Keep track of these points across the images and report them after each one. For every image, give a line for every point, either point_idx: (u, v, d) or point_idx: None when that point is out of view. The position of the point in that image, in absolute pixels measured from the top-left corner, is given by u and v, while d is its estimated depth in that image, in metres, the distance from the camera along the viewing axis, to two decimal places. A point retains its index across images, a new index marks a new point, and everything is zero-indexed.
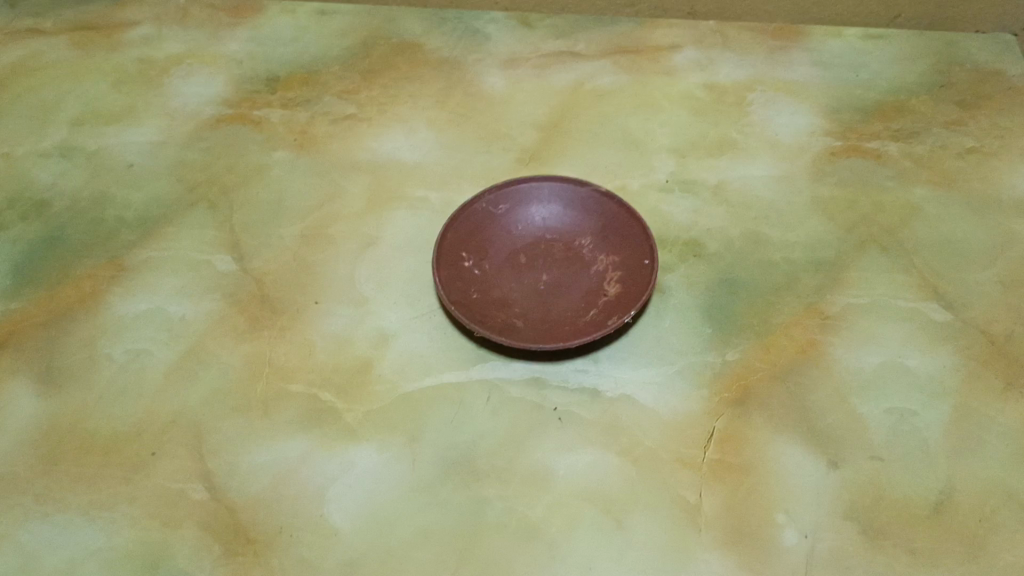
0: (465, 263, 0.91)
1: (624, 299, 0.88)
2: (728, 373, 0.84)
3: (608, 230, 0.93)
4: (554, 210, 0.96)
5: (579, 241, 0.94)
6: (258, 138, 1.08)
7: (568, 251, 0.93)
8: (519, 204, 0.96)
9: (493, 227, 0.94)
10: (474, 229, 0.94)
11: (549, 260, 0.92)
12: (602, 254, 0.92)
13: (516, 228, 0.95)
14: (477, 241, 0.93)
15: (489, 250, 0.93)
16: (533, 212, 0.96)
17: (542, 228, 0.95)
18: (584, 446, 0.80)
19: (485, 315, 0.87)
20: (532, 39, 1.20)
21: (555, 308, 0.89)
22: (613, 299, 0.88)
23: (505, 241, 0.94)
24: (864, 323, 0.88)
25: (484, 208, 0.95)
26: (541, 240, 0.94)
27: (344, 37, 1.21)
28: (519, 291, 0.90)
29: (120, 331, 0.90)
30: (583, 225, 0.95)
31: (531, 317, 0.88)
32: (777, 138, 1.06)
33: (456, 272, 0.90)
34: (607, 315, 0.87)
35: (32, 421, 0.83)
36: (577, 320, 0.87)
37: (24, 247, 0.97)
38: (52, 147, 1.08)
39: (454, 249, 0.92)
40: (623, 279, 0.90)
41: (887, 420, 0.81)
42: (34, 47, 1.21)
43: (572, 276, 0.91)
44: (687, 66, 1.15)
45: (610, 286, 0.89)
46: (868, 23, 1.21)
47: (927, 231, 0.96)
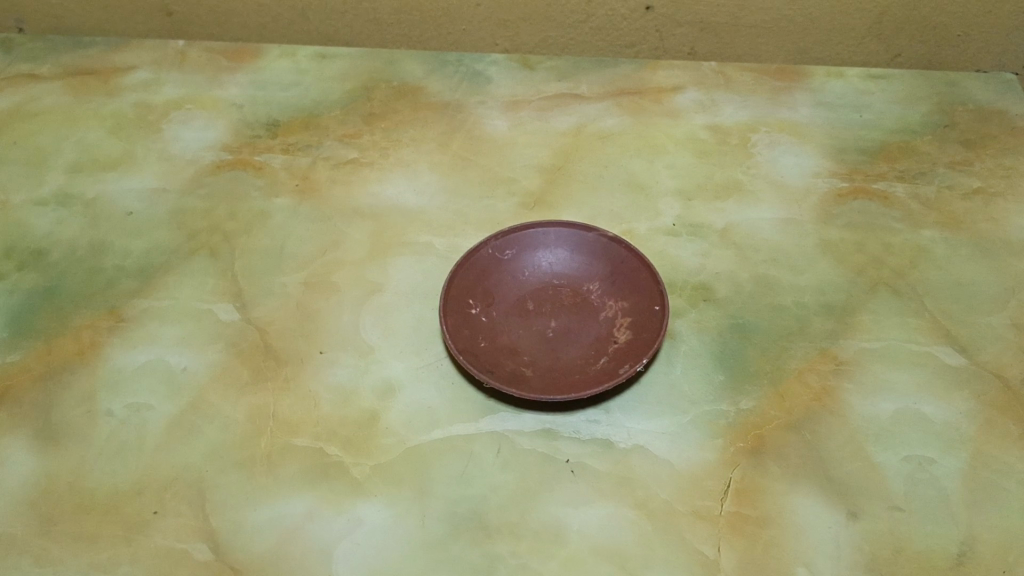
0: (472, 310, 0.90)
1: (634, 346, 0.86)
2: (742, 422, 0.83)
3: (617, 275, 0.92)
4: (561, 255, 0.95)
5: (587, 287, 0.93)
6: (259, 183, 1.07)
7: (576, 297, 0.92)
8: (525, 249, 0.95)
9: (500, 273, 0.93)
10: (481, 275, 0.92)
11: (558, 306, 0.91)
12: (611, 300, 0.91)
13: (523, 274, 0.93)
14: (483, 287, 0.92)
15: (496, 297, 0.91)
16: (540, 257, 0.95)
17: (549, 273, 0.94)
18: (597, 500, 0.78)
19: (493, 364, 0.86)
20: (533, 81, 1.19)
21: (565, 356, 0.87)
22: (624, 347, 0.87)
23: (512, 287, 0.92)
24: (878, 368, 0.86)
25: (491, 254, 0.94)
26: (549, 285, 0.93)
27: (344, 81, 1.20)
28: (527, 339, 0.89)
29: (120, 383, 0.88)
30: (591, 270, 0.93)
31: (540, 366, 0.86)
32: (783, 179, 1.05)
33: (463, 320, 0.89)
34: (618, 363, 0.85)
35: (29, 479, 0.81)
36: (588, 369, 0.85)
37: (20, 297, 0.95)
38: (49, 194, 1.06)
39: (461, 296, 0.90)
40: (633, 325, 0.88)
41: (905, 469, 0.79)
42: (31, 92, 1.20)
43: (581, 323, 0.90)
44: (689, 107, 1.15)
45: (620, 333, 0.88)
46: (867, 62, 1.22)
47: (937, 273, 0.95)
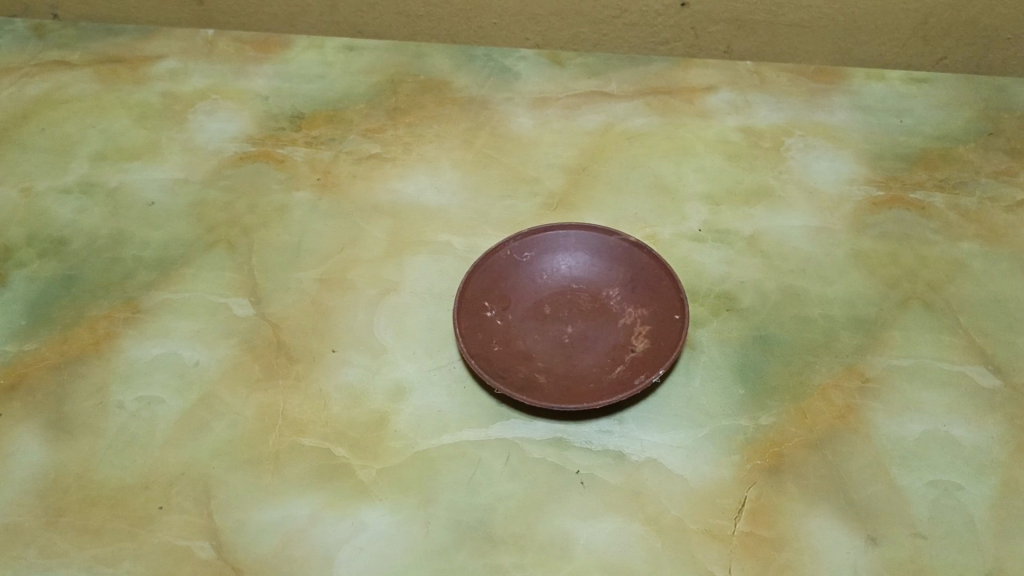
0: (487, 313, 0.88)
1: (653, 356, 0.83)
2: (761, 438, 0.80)
3: (638, 281, 0.90)
4: (581, 259, 0.92)
5: (606, 292, 0.90)
6: (281, 176, 1.06)
7: (595, 302, 0.89)
8: (545, 251, 0.93)
9: (517, 275, 0.91)
10: (498, 277, 0.90)
11: (575, 311, 0.89)
12: (631, 307, 0.88)
13: (541, 277, 0.91)
14: (498, 289, 0.89)
15: (511, 300, 0.89)
16: (559, 260, 0.92)
17: (568, 277, 0.91)
18: (606, 513, 0.76)
19: (506, 370, 0.83)
20: (562, 77, 1.17)
21: (581, 364, 0.85)
22: (641, 356, 0.84)
23: (529, 290, 0.90)
24: (906, 387, 0.83)
25: (509, 255, 0.92)
26: (567, 290, 0.91)
27: (371, 74, 1.19)
28: (543, 344, 0.86)
29: (132, 377, 0.87)
30: (612, 275, 0.91)
31: (554, 371, 0.84)
32: (816, 185, 1.01)
33: (478, 322, 0.87)
34: (635, 372, 0.82)
35: (38, 469, 0.80)
36: (603, 378, 0.83)
37: (39, 285, 0.95)
38: (72, 183, 1.07)
39: (475, 298, 0.88)
40: (651, 334, 0.85)
41: (930, 494, 0.76)
42: (61, 79, 1.20)
43: (598, 329, 0.87)
44: (721, 108, 1.12)
45: (638, 342, 0.85)
46: (911, 64, 1.18)
47: (975, 289, 0.91)
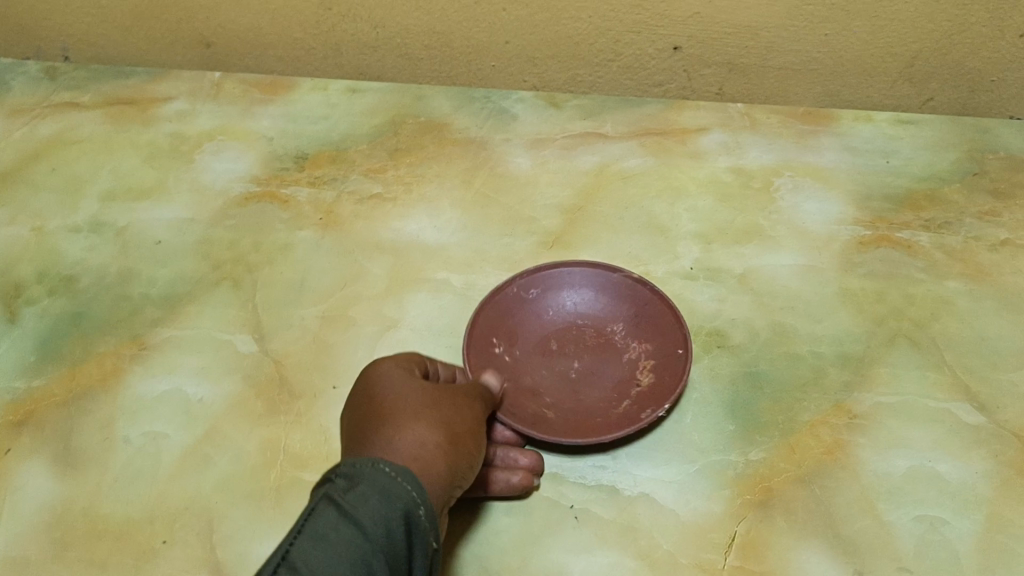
0: (496, 349, 0.90)
1: (657, 390, 0.86)
2: (751, 474, 0.82)
3: (641, 316, 0.92)
4: (586, 294, 0.95)
5: (610, 327, 0.93)
6: (285, 216, 1.09)
7: (600, 337, 0.92)
8: (550, 288, 0.95)
9: (524, 312, 0.93)
10: (505, 314, 0.92)
11: (581, 347, 0.91)
12: (636, 342, 0.91)
13: (547, 314, 0.94)
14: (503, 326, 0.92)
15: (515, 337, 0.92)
16: (564, 296, 0.95)
17: (573, 313, 0.94)
18: (599, 547, 0.78)
19: (515, 405, 0.86)
20: (559, 119, 1.20)
21: (588, 398, 0.87)
22: (647, 391, 0.86)
23: (536, 327, 0.93)
24: (892, 423, 0.85)
25: (516, 293, 0.94)
26: (572, 326, 0.93)
27: (373, 115, 1.22)
28: (550, 379, 0.89)
29: (138, 412, 0.89)
30: (616, 310, 0.93)
31: (561, 408, 0.86)
32: (806, 225, 1.04)
33: (487, 358, 0.89)
34: (641, 405, 0.85)
35: (46, 503, 0.82)
36: (610, 411, 0.85)
37: (49, 322, 0.98)
38: (82, 222, 1.10)
39: (481, 335, 0.90)
40: (656, 368, 0.88)
41: (916, 528, 0.77)
42: (72, 121, 1.24)
43: (603, 365, 0.90)
44: (714, 149, 1.15)
45: (643, 377, 0.88)
46: (899, 106, 1.21)
47: (960, 327, 0.93)
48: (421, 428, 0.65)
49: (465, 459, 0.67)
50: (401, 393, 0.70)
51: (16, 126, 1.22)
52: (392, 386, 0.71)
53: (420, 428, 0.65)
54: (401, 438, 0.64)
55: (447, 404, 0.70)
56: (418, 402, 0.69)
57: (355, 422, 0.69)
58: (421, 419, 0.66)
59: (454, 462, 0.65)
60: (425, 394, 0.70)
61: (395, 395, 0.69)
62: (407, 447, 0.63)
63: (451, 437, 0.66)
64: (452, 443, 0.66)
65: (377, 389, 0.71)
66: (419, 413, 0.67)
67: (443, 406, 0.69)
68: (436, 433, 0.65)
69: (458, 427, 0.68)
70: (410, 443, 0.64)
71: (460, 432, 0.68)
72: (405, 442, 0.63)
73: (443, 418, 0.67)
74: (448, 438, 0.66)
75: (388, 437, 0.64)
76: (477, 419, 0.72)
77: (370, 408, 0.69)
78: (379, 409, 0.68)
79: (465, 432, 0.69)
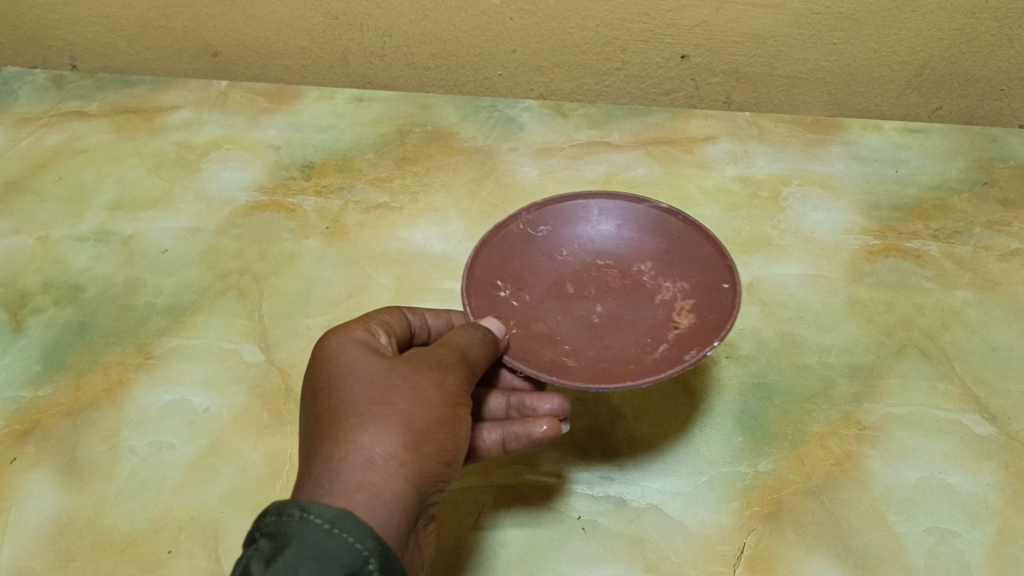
0: (501, 293, 0.80)
1: (697, 329, 0.75)
2: (760, 485, 0.81)
3: (671, 250, 0.82)
4: (605, 231, 0.86)
5: (636, 267, 0.83)
6: (291, 225, 1.09)
7: (625, 279, 0.83)
8: (563, 225, 0.86)
9: (533, 251, 0.84)
10: (512, 252, 0.82)
11: (603, 289, 0.82)
12: (668, 280, 0.81)
13: (560, 254, 0.85)
14: (514, 267, 0.82)
15: (528, 280, 0.82)
16: (580, 233, 0.86)
17: (592, 251, 0.85)
18: (607, 559, 0.77)
19: (529, 354, 0.75)
20: (566, 128, 1.20)
21: (615, 347, 0.77)
22: (685, 330, 0.75)
23: (548, 267, 0.84)
24: (902, 434, 0.84)
25: (522, 230, 0.84)
26: (591, 267, 0.84)
27: (379, 125, 1.22)
28: (566, 326, 0.79)
29: (143, 423, 0.89)
30: (642, 248, 0.84)
31: (586, 357, 0.76)
32: (814, 235, 1.04)
33: (493, 301, 0.78)
34: (684, 349, 0.72)
35: (50, 513, 0.82)
36: (645, 358, 0.74)
37: (55, 332, 0.98)
38: (88, 231, 1.10)
39: (489, 274, 0.80)
40: (695, 306, 0.77)
41: (927, 540, 0.76)
42: (79, 130, 1.24)
43: (631, 309, 0.80)
44: (721, 158, 1.14)
45: (682, 317, 0.77)
46: (908, 114, 1.21)
47: (969, 337, 0.92)
48: (363, 441, 0.60)
49: (432, 457, 0.62)
50: (344, 392, 0.65)
51: (22, 135, 1.23)
52: (349, 377, 0.66)
53: (369, 441, 0.60)
54: (346, 455, 0.59)
55: (411, 390, 0.65)
56: (366, 399, 0.64)
57: (307, 427, 0.64)
58: (372, 427, 0.61)
59: (416, 470, 0.61)
60: (383, 385, 0.65)
61: (337, 398, 0.64)
62: (353, 472, 0.58)
63: (412, 440, 0.62)
64: (413, 446, 0.61)
65: (334, 380, 0.66)
66: (371, 418, 0.62)
67: (404, 395, 0.64)
68: (391, 442, 0.61)
69: (420, 420, 0.63)
70: (357, 458, 0.59)
71: (423, 427, 0.63)
72: (351, 466, 0.59)
73: (400, 417, 0.63)
74: (407, 442, 0.61)
75: (334, 458, 0.59)
76: (450, 395, 0.67)
77: (324, 406, 0.65)
78: (326, 414, 0.64)
79: (431, 422, 0.64)
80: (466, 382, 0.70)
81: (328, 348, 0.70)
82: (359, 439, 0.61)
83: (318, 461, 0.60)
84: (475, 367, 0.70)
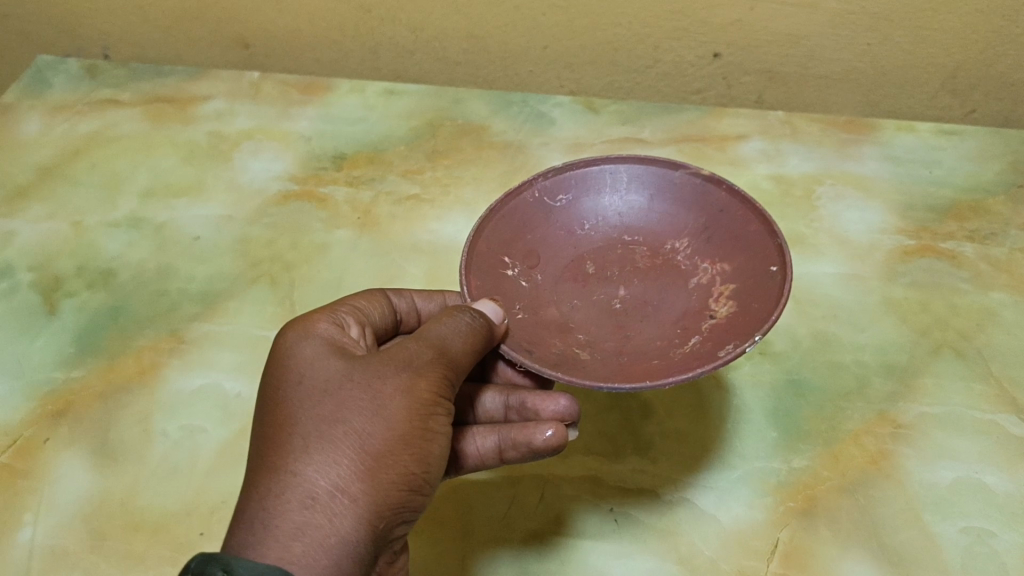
0: (510, 271, 0.78)
1: (733, 319, 0.70)
2: (794, 482, 0.81)
3: (711, 225, 0.79)
4: (633, 204, 0.83)
5: (669, 245, 0.80)
6: (323, 215, 1.09)
7: (656, 259, 0.80)
8: (586, 197, 0.84)
9: (549, 225, 0.82)
10: (524, 225, 0.81)
11: (631, 270, 0.80)
12: (705, 262, 0.77)
13: (580, 230, 0.83)
14: (529, 243, 0.80)
15: (544, 260, 0.80)
16: (606, 206, 0.84)
17: (617, 226, 0.83)
18: (639, 553, 0.77)
19: (539, 341, 0.72)
20: (597, 124, 1.20)
21: (640, 336, 0.74)
22: (721, 320, 0.71)
23: (566, 245, 0.82)
24: (937, 434, 0.84)
25: (538, 199, 0.82)
26: (617, 244, 0.82)
27: (410, 118, 1.23)
28: (585, 310, 0.77)
29: (175, 406, 0.89)
30: (676, 224, 0.81)
31: (603, 349, 0.72)
32: (848, 234, 1.03)
33: (501, 279, 0.76)
34: (715, 343, 0.68)
35: (84, 494, 0.82)
36: (670, 351, 0.70)
37: (88, 315, 0.98)
38: (121, 218, 1.10)
39: (499, 252, 0.78)
40: (734, 292, 0.73)
41: (963, 540, 0.76)
42: (112, 118, 1.25)
43: (661, 293, 0.77)
44: (754, 156, 1.14)
45: (719, 305, 0.73)
46: (941, 116, 1.21)
47: (1005, 338, 0.92)
48: (305, 473, 0.58)
49: (389, 484, 0.59)
50: (295, 406, 0.61)
51: (56, 123, 1.23)
52: (302, 389, 0.62)
53: (312, 474, 0.58)
54: (286, 491, 0.57)
55: (367, 404, 0.61)
56: (318, 415, 0.60)
57: (257, 441, 0.62)
58: (317, 455, 0.58)
59: (366, 504, 0.58)
60: (336, 399, 0.61)
61: (287, 413, 0.61)
62: (291, 517, 0.56)
63: (362, 468, 0.59)
64: (363, 476, 0.59)
65: (287, 391, 0.63)
66: (317, 443, 0.59)
67: (360, 411, 0.61)
68: (337, 474, 0.58)
69: (376, 442, 0.60)
70: (298, 493, 0.57)
71: (377, 450, 0.60)
72: (290, 508, 0.56)
73: (351, 440, 0.59)
74: (356, 473, 0.59)
75: (273, 496, 0.57)
76: (419, 401, 0.62)
77: (274, 419, 0.62)
78: (276, 429, 0.61)
79: (388, 442, 0.60)
80: (446, 380, 0.65)
81: (288, 346, 0.66)
82: (300, 469, 0.58)
83: (259, 497, 0.57)
84: (452, 361, 0.66)
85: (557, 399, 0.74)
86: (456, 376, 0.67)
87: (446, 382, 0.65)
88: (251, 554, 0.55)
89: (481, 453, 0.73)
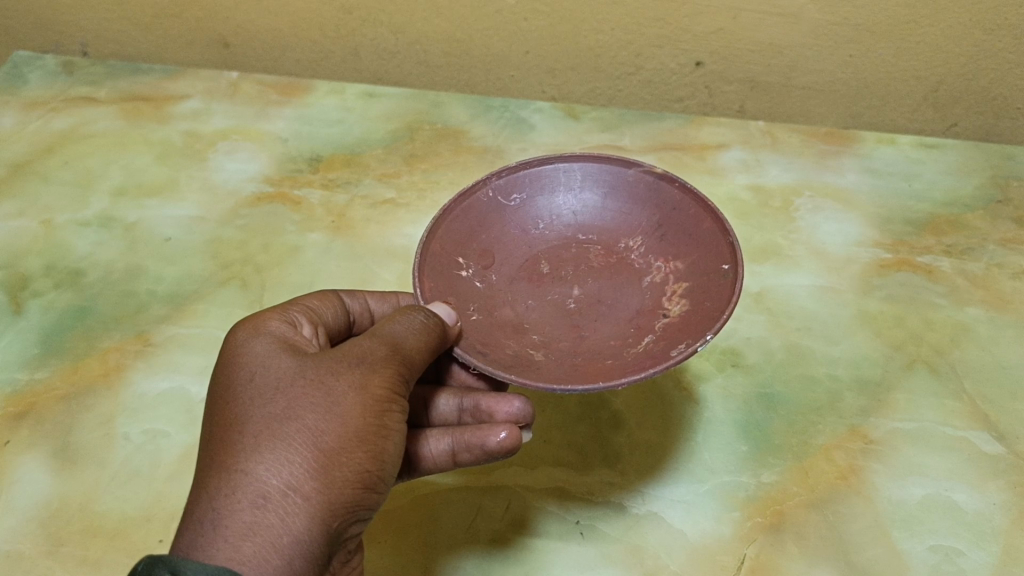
0: (464, 272, 0.77)
1: (687, 318, 0.69)
2: (762, 496, 0.80)
3: (665, 223, 0.78)
4: (587, 203, 0.82)
5: (624, 244, 0.80)
6: (296, 217, 1.08)
7: (610, 257, 0.79)
8: (540, 194, 0.83)
9: (504, 224, 0.81)
10: (478, 225, 0.80)
11: (587, 268, 0.78)
12: (660, 261, 0.77)
13: (535, 228, 0.82)
14: (483, 243, 0.79)
15: (499, 259, 0.79)
16: (560, 205, 0.83)
17: (572, 225, 0.82)
18: (603, 565, 0.76)
19: (493, 342, 0.71)
20: (576, 131, 1.19)
21: (594, 335, 0.73)
22: (675, 319, 0.70)
23: (522, 244, 0.81)
24: (909, 450, 0.83)
25: (493, 198, 0.81)
26: (572, 242, 0.81)
27: (388, 122, 1.22)
28: (540, 308, 0.76)
29: (139, 410, 0.88)
30: (631, 223, 0.80)
31: (557, 349, 0.71)
32: (825, 246, 1.03)
33: (455, 281, 0.75)
34: (669, 342, 0.67)
35: (42, 497, 0.81)
36: (625, 351, 0.69)
37: (54, 315, 0.97)
38: (92, 216, 1.09)
39: (453, 252, 0.77)
40: (688, 291, 0.72)
41: (930, 558, 0.75)
42: (87, 115, 1.23)
43: (616, 292, 0.76)
44: (732, 166, 1.14)
45: (673, 304, 0.72)
46: (922, 130, 1.20)
47: (979, 354, 0.91)
48: (256, 471, 0.56)
49: (343, 482, 0.58)
50: (246, 403, 0.60)
51: (31, 119, 1.22)
52: (253, 386, 0.61)
53: (264, 472, 0.56)
54: (236, 490, 0.55)
55: (319, 401, 0.60)
56: (268, 413, 0.59)
57: (207, 440, 0.60)
58: (269, 454, 0.57)
59: (319, 503, 0.57)
60: (288, 396, 0.60)
61: (238, 411, 0.60)
62: (241, 518, 0.54)
63: (315, 466, 0.57)
64: (316, 474, 0.57)
65: (237, 388, 0.61)
66: (268, 441, 0.57)
67: (313, 408, 0.59)
68: (290, 472, 0.56)
69: (330, 439, 0.58)
70: (249, 491, 0.55)
71: (330, 447, 0.58)
72: (240, 508, 0.55)
73: (303, 438, 0.58)
74: (309, 471, 0.57)
75: (223, 496, 0.55)
76: (373, 400, 0.61)
77: (223, 418, 0.60)
78: (225, 428, 0.59)
79: (343, 440, 0.59)
80: (401, 379, 0.64)
81: (239, 345, 0.65)
82: (251, 467, 0.56)
83: (208, 497, 0.56)
84: (406, 359, 0.65)
85: (514, 403, 0.73)
86: (411, 374, 0.65)
87: (401, 379, 0.64)
88: (200, 556, 0.53)
89: (436, 456, 0.72)
